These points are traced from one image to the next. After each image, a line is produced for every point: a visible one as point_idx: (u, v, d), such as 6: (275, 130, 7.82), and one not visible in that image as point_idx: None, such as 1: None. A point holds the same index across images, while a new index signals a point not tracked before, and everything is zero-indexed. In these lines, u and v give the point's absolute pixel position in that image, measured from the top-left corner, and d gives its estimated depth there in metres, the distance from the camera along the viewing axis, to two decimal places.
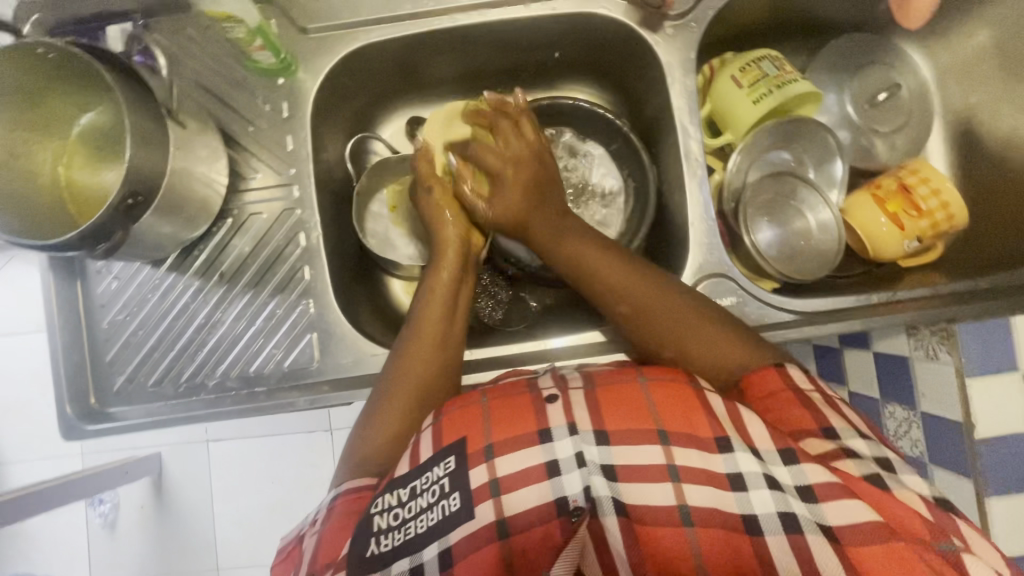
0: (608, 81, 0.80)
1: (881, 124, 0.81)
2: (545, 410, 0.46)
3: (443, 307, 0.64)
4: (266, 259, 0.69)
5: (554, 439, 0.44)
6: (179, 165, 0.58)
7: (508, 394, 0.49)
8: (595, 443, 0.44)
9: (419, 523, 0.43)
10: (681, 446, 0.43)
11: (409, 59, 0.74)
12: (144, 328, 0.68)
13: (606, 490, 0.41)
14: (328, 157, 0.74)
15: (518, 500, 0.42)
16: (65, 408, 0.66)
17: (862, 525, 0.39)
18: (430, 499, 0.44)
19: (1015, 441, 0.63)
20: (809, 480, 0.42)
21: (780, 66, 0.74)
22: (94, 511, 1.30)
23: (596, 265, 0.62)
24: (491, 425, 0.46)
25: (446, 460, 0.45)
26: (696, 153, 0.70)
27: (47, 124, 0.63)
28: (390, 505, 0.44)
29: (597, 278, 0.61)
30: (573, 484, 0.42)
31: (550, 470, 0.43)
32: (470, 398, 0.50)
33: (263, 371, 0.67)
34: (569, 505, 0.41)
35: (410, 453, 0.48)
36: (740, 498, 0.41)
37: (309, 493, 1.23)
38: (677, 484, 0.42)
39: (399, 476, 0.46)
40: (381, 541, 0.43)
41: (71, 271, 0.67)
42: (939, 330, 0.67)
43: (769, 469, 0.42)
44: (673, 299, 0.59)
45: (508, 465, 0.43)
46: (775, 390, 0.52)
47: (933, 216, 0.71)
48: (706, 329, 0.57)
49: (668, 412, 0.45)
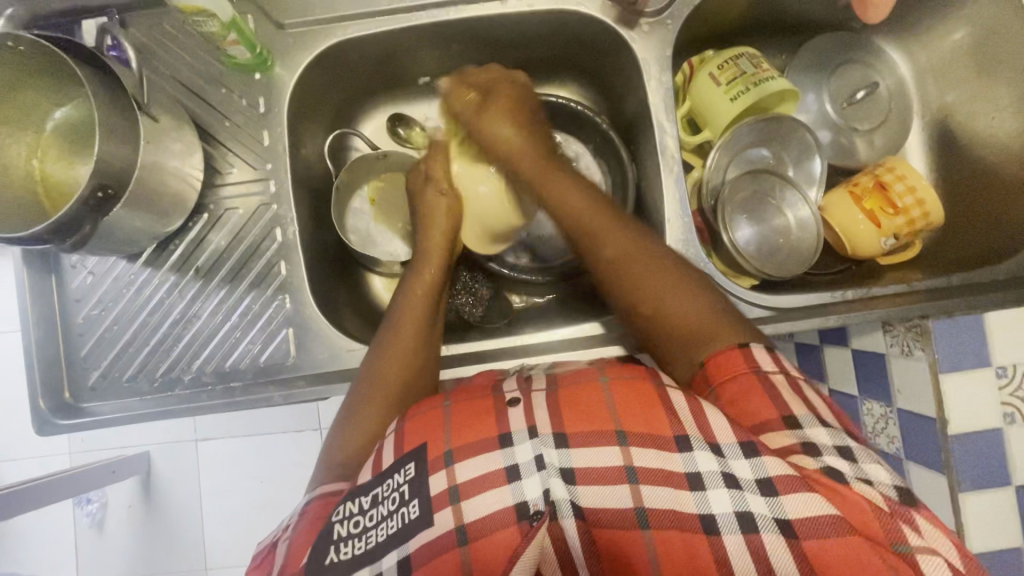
0: (589, 79, 0.81)
1: (860, 122, 0.82)
2: (506, 413, 0.46)
3: (423, 305, 0.65)
4: (243, 253, 0.68)
5: (514, 442, 0.43)
6: (150, 159, 0.58)
7: (472, 399, 0.49)
8: (554, 445, 0.42)
9: (380, 531, 0.42)
10: (638, 446, 0.42)
11: (388, 55, 0.74)
12: (119, 323, 0.67)
13: (564, 493, 0.40)
14: (306, 153, 0.74)
15: (479, 505, 0.41)
16: (38, 403, 0.65)
17: (819, 518, 0.38)
18: (391, 507, 0.43)
19: (989, 437, 0.63)
20: (768, 472, 0.40)
21: (757, 64, 0.75)
22: (81, 511, 1.29)
23: (581, 213, 0.62)
24: (454, 429, 0.46)
25: (406, 467, 0.45)
26: (672, 149, 0.71)
27: (22, 119, 0.63)
28: (351, 514, 0.43)
29: (580, 223, 0.62)
30: (532, 488, 0.41)
31: (509, 474, 0.42)
32: (435, 402, 0.50)
33: (239, 366, 0.67)
34: (529, 508, 0.40)
35: (373, 461, 0.48)
36: (698, 497, 0.40)
37: (297, 491, 1.23)
38: (634, 486, 0.41)
39: (361, 485, 0.46)
40: (340, 549, 0.41)
41: (46, 266, 0.67)
42: (913, 326, 0.67)
43: (728, 465, 0.41)
44: (657, 254, 0.60)
45: (467, 468, 0.43)
46: (739, 374, 0.50)
47: (909, 213, 0.71)
48: (685, 287, 0.57)
49: (628, 413, 0.44)
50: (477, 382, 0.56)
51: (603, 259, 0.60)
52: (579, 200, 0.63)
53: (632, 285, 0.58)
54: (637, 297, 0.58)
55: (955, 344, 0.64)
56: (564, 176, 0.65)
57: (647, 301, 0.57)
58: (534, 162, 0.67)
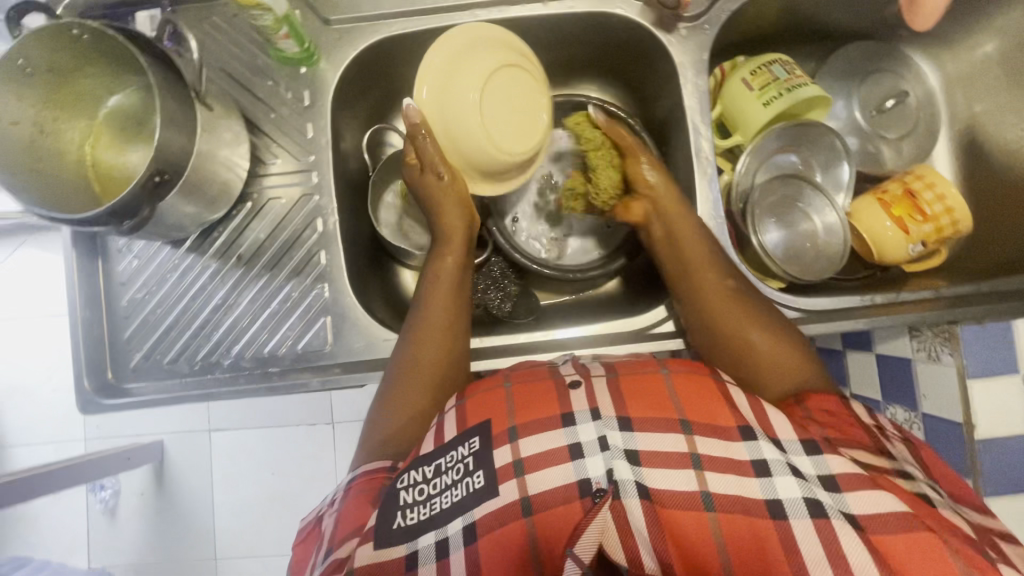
0: (620, 81, 0.82)
1: (887, 130, 0.83)
2: (568, 395, 0.49)
3: (451, 284, 0.65)
4: (284, 242, 0.70)
5: (577, 422, 0.46)
6: (203, 147, 0.59)
7: (530, 381, 0.51)
8: (617, 428, 0.45)
9: (444, 499, 0.45)
10: (703, 435, 0.44)
11: (428, 52, 0.76)
12: (162, 307, 0.69)
13: (629, 474, 0.43)
14: (345, 146, 0.76)
15: (542, 480, 0.43)
16: (82, 382, 0.67)
17: (891, 514, 0.38)
18: (455, 476, 0.46)
19: (1014, 444, 0.64)
20: (832, 470, 0.42)
21: (790, 70, 0.76)
22: (94, 497, 1.30)
23: (688, 245, 0.65)
24: (517, 408, 0.48)
25: (471, 440, 0.47)
26: (706, 152, 0.72)
27: (75, 105, 0.64)
28: (415, 482, 0.46)
29: (699, 260, 0.64)
30: (596, 467, 0.43)
31: (572, 452, 0.44)
32: (494, 383, 0.52)
33: (277, 351, 0.68)
34: (592, 486, 0.43)
35: (434, 432, 0.50)
36: (764, 484, 0.42)
37: (309, 484, 1.24)
38: (700, 471, 0.43)
39: (425, 454, 0.48)
40: (407, 514, 0.45)
41: (93, 250, 0.69)
42: (941, 331, 0.68)
43: (790, 459, 0.43)
44: (764, 305, 0.61)
45: (530, 445, 0.45)
46: (835, 408, 0.51)
47: (938, 221, 0.72)
48: (784, 340, 0.58)
49: (689, 402, 0.47)
50: (528, 368, 0.58)
51: (710, 294, 0.62)
52: (700, 245, 0.65)
53: (734, 327, 0.59)
54: (736, 340, 0.59)
55: (983, 350, 0.65)
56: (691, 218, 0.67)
57: (747, 340, 0.58)
58: (668, 203, 0.68)
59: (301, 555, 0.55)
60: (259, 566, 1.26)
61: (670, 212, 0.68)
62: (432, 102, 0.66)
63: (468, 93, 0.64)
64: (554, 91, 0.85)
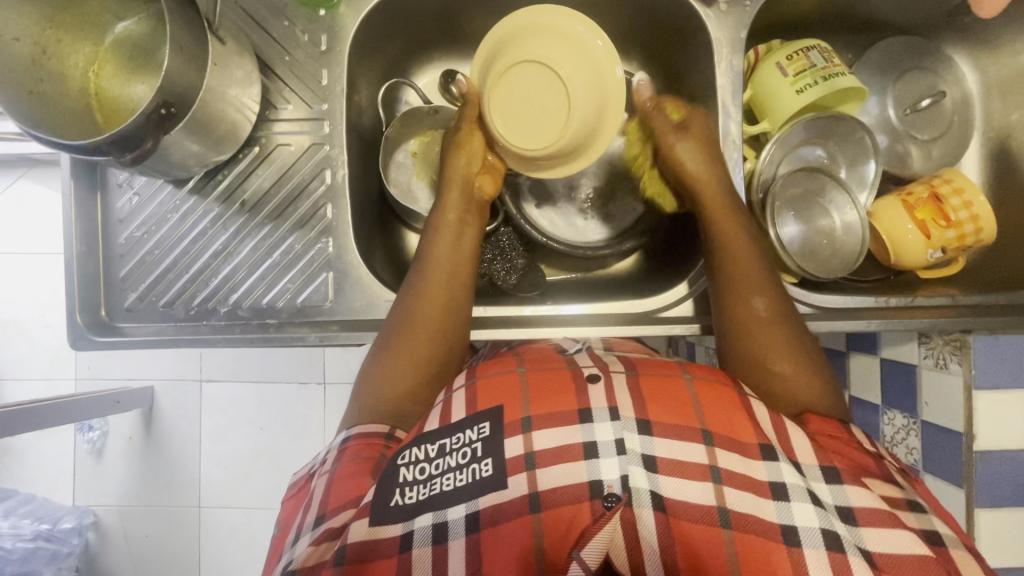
0: (654, 58, 0.80)
1: (919, 130, 0.80)
2: (586, 390, 0.48)
3: (450, 239, 0.64)
4: (289, 193, 0.68)
5: (594, 420, 0.45)
6: (213, 84, 0.57)
7: (546, 369, 0.52)
8: (636, 431, 0.45)
9: (445, 481, 0.45)
10: (724, 449, 0.44)
11: (454, 7, 0.73)
12: (160, 248, 0.67)
13: (645, 483, 0.42)
14: (361, 99, 0.73)
15: (553, 477, 0.43)
16: (75, 318, 0.66)
17: (905, 555, 0.39)
18: (460, 460, 0.45)
19: (1004, 456, 0.66)
20: (851, 502, 0.42)
21: (828, 58, 0.73)
22: (82, 437, 1.29)
23: (735, 251, 0.61)
24: (531, 397, 0.48)
25: (480, 425, 0.47)
26: (734, 135, 0.70)
27: (81, 27, 0.61)
28: (416, 460, 0.46)
29: (747, 269, 0.60)
30: (610, 470, 0.43)
31: (587, 450, 0.44)
32: (509, 366, 0.52)
33: (275, 304, 0.67)
34: (604, 489, 0.42)
35: (441, 411, 0.50)
36: (781, 508, 0.42)
37: (297, 442, 1.24)
38: (718, 485, 0.43)
39: (429, 431, 0.48)
40: (405, 492, 0.45)
41: (92, 182, 0.67)
42: (952, 339, 0.67)
43: (810, 485, 0.43)
44: (800, 323, 0.58)
45: (544, 439, 0.45)
46: (839, 434, 0.50)
47: (960, 228, 0.70)
48: (809, 365, 0.55)
49: (712, 412, 0.47)
50: (542, 352, 0.58)
51: (745, 315, 0.58)
52: (751, 264, 0.60)
53: (760, 350, 0.56)
54: (761, 359, 0.56)
55: (988, 362, 0.65)
56: (744, 229, 0.62)
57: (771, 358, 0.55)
58: (714, 209, 0.64)
59: (288, 512, 0.54)
60: (241, 518, 1.26)
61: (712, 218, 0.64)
62: (523, 44, 0.64)
63: (563, 63, 0.62)
64: (547, 22, 0.64)
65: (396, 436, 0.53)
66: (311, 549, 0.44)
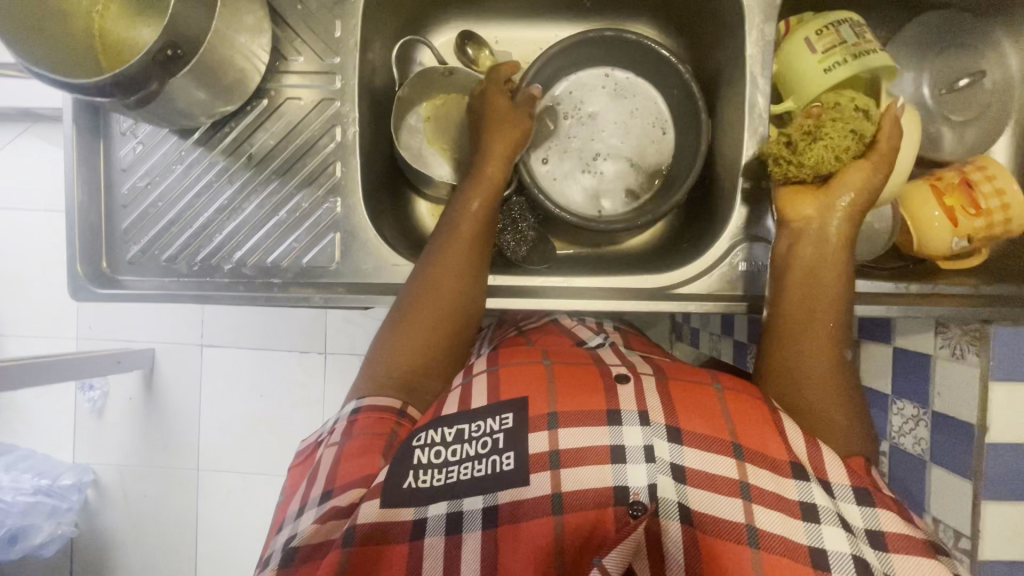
0: (674, 27, 0.78)
1: (954, 111, 0.75)
2: (615, 389, 0.49)
3: (482, 213, 0.62)
4: (298, 148, 0.66)
5: (623, 423, 0.45)
6: (223, 27, 0.55)
7: (573, 366, 0.52)
8: (666, 439, 0.45)
9: (463, 470, 0.45)
10: (754, 465, 0.44)
11: None
12: (164, 201, 0.66)
13: (673, 494, 0.43)
14: (375, 56, 0.70)
15: (579, 476, 0.43)
16: (76, 267, 0.65)
17: None
18: (480, 450, 0.46)
19: (1017, 451, 0.64)
20: (882, 526, 0.42)
21: (860, 33, 0.62)
22: (83, 396, 1.29)
23: (820, 267, 0.56)
24: (558, 394, 0.48)
25: (502, 416, 0.47)
26: (761, 108, 0.68)
27: None
28: (433, 442, 0.47)
29: (821, 291, 0.56)
30: (637, 478, 0.43)
31: (614, 455, 0.44)
32: (534, 358, 0.54)
33: (281, 263, 0.65)
34: (629, 497, 0.42)
35: (459, 393, 0.51)
36: (811, 530, 0.41)
37: (297, 410, 1.24)
38: (747, 503, 0.42)
39: (447, 415, 0.48)
40: (419, 475, 0.45)
41: (94, 128, 0.65)
42: (969, 330, 0.66)
43: (839, 508, 0.43)
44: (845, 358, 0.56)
45: (570, 438, 0.45)
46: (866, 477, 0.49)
47: (989, 217, 0.67)
48: (844, 396, 0.53)
49: (740, 416, 0.47)
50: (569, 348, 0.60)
51: (801, 328, 0.55)
52: (828, 287, 0.56)
53: (801, 364, 0.54)
54: (790, 380, 0.54)
55: (1008, 355, 0.63)
56: (842, 246, 0.57)
57: (810, 374, 0.53)
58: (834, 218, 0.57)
59: (293, 481, 0.54)
60: (240, 482, 1.27)
61: (828, 228, 0.57)
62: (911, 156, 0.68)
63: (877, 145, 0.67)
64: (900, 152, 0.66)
65: (407, 413, 0.52)
66: (316, 526, 0.44)
